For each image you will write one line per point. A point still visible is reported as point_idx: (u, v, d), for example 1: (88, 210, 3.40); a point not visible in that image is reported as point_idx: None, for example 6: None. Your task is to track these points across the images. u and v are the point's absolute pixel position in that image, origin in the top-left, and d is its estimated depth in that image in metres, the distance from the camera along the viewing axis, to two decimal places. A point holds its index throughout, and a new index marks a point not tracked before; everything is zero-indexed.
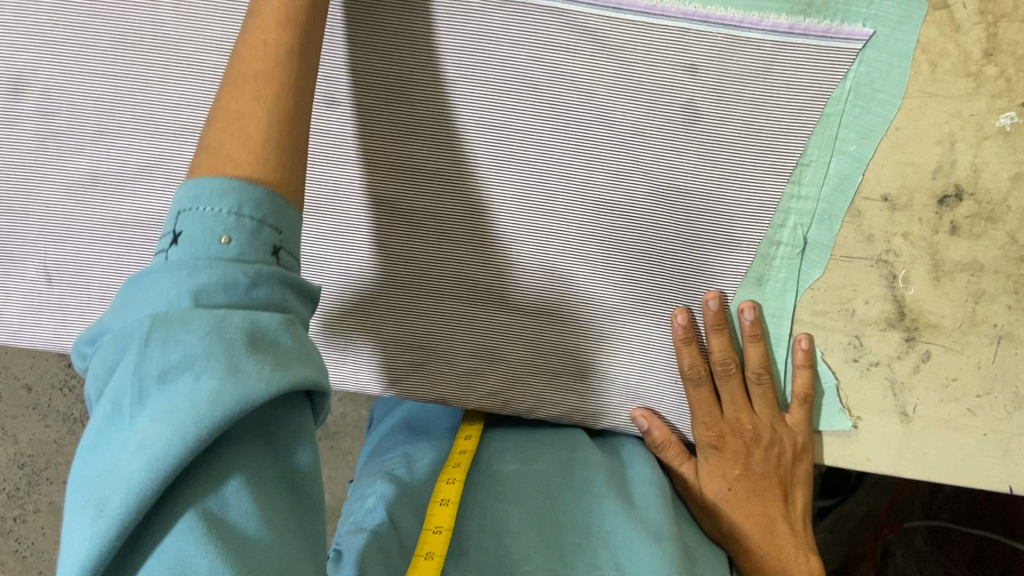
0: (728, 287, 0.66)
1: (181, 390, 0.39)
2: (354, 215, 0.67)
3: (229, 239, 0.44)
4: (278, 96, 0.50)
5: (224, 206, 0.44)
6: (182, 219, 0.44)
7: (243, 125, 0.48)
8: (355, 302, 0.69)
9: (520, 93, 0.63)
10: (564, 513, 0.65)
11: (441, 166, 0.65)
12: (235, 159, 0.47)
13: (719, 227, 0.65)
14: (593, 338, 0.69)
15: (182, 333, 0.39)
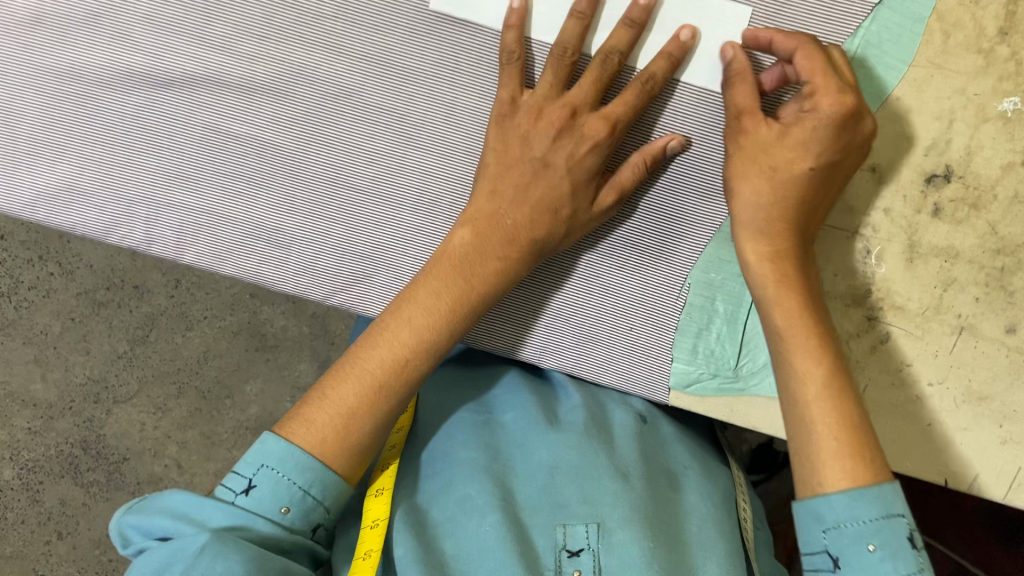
0: (699, 238, 0.63)
1: (276, 497, 0.53)
2: (313, 104, 0.61)
3: (287, 509, 0.53)
4: (456, 319, 0.58)
5: (297, 482, 0.53)
6: (259, 473, 0.53)
7: (391, 345, 0.57)
8: (304, 202, 0.62)
9: None
10: (528, 466, 0.60)
11: (414, 64, 0.60)
12: (335, 400, 0.55)
13: (699, 175, 0.62)
14: (552, 272, 0.64)
15: (231, 551, 0.48)
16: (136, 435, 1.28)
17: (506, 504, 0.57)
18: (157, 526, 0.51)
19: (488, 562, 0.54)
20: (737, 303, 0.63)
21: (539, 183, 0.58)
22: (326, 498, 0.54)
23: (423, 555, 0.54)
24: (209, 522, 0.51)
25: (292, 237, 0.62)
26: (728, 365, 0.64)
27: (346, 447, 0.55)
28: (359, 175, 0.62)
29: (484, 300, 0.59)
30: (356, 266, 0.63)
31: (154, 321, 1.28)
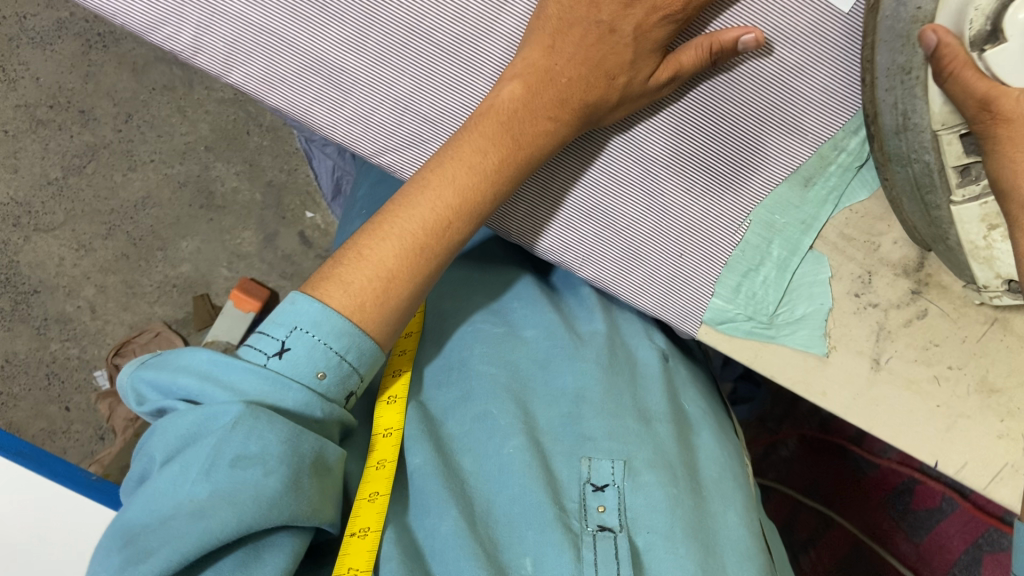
0: (772, 176, 0.60)
1: (312, 362, 0.51)
2: None
3: (324, 375, 0.51)
4: (502, 176, 0.55)
5: (334, 345, 0.51)
6: (294, 336, 0.51)
7: (432, 203, 0.54)
8: (377, 46, 0.57)
9: None
10: (551, 388, 0.64)
11: None
12: (376, 261, 0.53)
13: (788, 111, 0.59)
14: (616, 180, 0.61)
15: (265, 431, 0.47)
16: (53, 266, 1.42)
17: (529, 432, 0.60)
18: (182, 386, 0.49)
19: (511, 486, 0.57)
20: (792, 250, 0.62)
21: (602, 46, 0.53)
22: (362, 364, 0.53)
23: (442, 468, 0.58)
24: (240, 387, 0.49)
25: (354, 80, 0.57)
26: (766, 312, 0.63)
27: (380, 312, 0.53)
28: (442, 30, 0.56)
29: (530, 156, 0.56)
30: (414, 127, 0.59)
31: (95, 153, 1.43)
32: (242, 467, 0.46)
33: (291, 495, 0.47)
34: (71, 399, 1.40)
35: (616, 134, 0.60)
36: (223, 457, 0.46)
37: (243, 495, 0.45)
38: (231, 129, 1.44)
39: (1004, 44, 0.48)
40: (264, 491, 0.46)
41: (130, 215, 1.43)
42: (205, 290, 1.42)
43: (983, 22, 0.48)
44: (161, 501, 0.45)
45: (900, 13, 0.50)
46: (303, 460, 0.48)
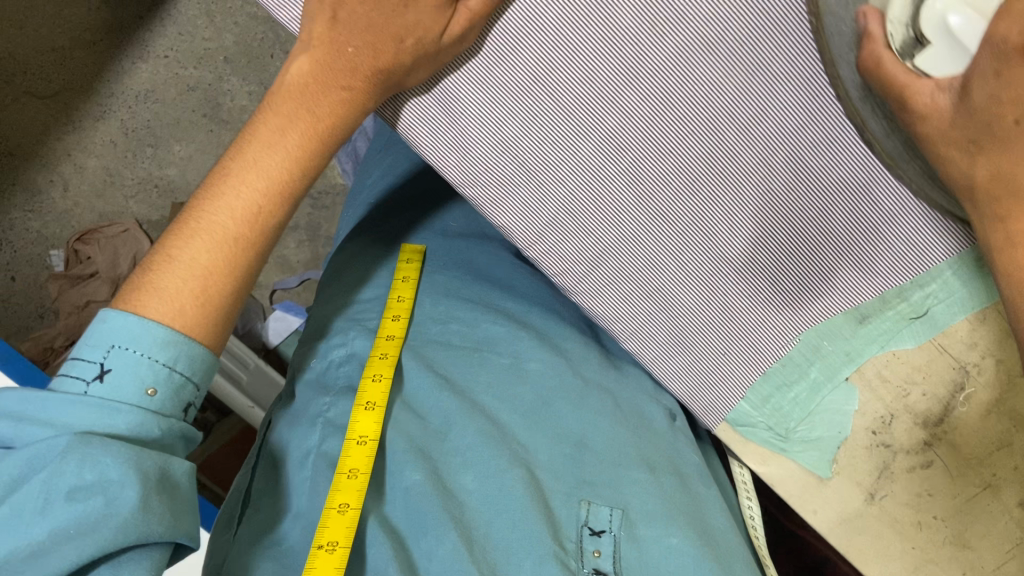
0: (833, 304, 0.61)
1: (137, 377, 0.50)
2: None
3: (153, 391, 0.51)
4: (308, 150, 0.55)
5: (160, 359, 0.51)
6: (112, 355, 0.50)
7: (242, 198, 0.53)
8: (496, 87, 0.56)
9: (572, 21, 0.54)
10: (556, 425, 0.68)
11: (682, 5, 0.54)
12: (195, 264, 0.52)
13: (865, 248, 0.59)
14: (686, 271, 0.61)
15: (98, 457, 0.46)
16: (35, 134, 1.37)
17: (527, 466, 0.64)
18: (0, 432, 0.48)
19: (511, 512, 0.61)
20: (829, 379, 0.64)
21: (393, 23, 0.52)
22: (195, 372, 0.53)
23: (434, 489, 0.62)
24: (64, 419, 0.48)
25: (465, 110, 0.57)
26: (786, 425, 0.65)
27: (206, 317, 0.52)
28: (567, 88, 0.56)
29: (335, 127, 0.55)
30: (508, 170, 0.58)
31: (110, 32, 1.38)
32: (79, 499, 0.46)
33: (143, 514, 0.47)
34: (19, 270, 1.36)
35: (699, 233, 0.60)
36: (60, 490, 0.45)
37: (87, 529, 0.45)
38: (255, 48, 1.39)
39: (931, 47, 0.50)
40: (106, 517, 0.46)
41: (129, 104, 1.39)
42: (184, 200, 1.40)
43: (907, 29, 0.50)
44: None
45: (842, 27, 0.53)
46: (148, 476, 0.48)
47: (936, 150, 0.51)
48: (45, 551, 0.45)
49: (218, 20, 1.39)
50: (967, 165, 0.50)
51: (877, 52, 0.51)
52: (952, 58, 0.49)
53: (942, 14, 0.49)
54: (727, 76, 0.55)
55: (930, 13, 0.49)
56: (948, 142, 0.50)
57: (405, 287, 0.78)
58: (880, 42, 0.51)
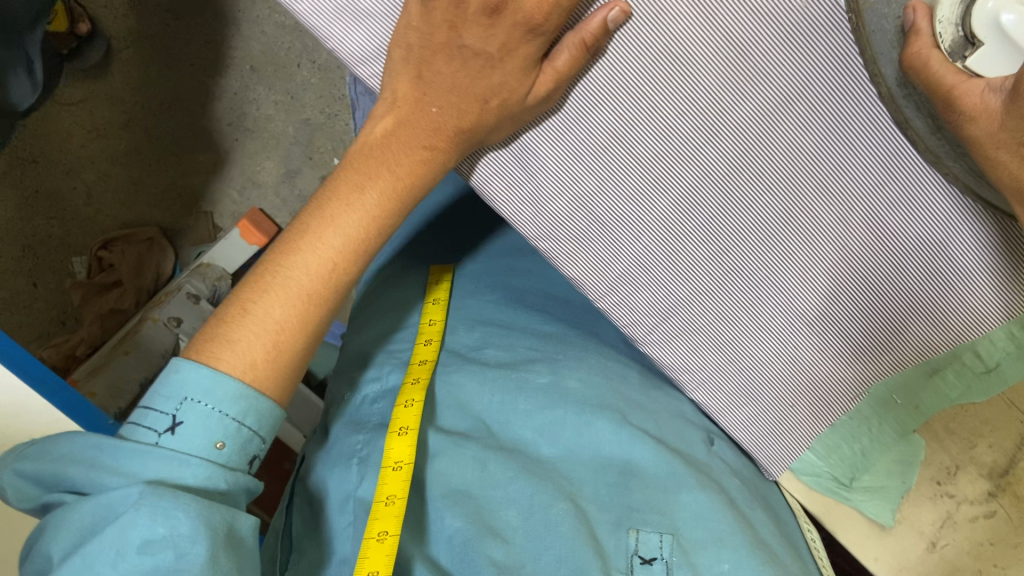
0: (903, 358, 0.61)
1: (209, 432, 0.50)
2: (652, 61, 0.53)
3: (223, 445, 0.50)
4: (387, 209, 0.54)
5: (230, 413, 0.50)
6: (185, 407, 0.49)
7: (319, 253, 0.52)
8: (574, 144, 0.56)
9: (654, 70, 0.53)
10: (592, 450, 0.65)
11: (767, 67, 0.53)
12: (269, 317, 0.51)
13: (937, 304, 0.58)
14: (757, 324, 0.61)
15: (172, 509, 0.44)
16: (58, 142, 1.32)
17: (573, 499, 0.61)
18: (69, 478, 0.47)
19: (557, 548, 0.57)
20: (898, 432, 0.64)
21: (480, 87, 0.52)
22: (262, 427, 0.52)
23: (479, 528, 0.58)
24: (134, 470, 0.47)
25: (542, 166, 0.56)
26: (850, 475, 0.65)
27: (275, 371, 0.51)
28: (645, 146, 0.55)
29: (413, 187, 0.55)
30: (583, 225, 0.58)
31: (137, 40, 1.33)
32: (150, 552, 0.43)
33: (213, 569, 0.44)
34: (42, 277, 1.31)
35: (772, 287, 0.60)
36: (131, 540, 0.43)
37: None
38: (282, 57, 1.34)
39: (983, 46, 0.46)
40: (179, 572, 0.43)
41: (155, 112, 1.35)
42: (210, 209, 1.39)
43: (958, 27, 0.46)
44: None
45: (885, 25, 0.49)
46: (218, 529, 0.46)
47: (986, 153, 0.47)
48: None
49: (246, 28, 1.34)
50: (1019, 169, 0.46)
51: (923, 52, 0.47)
52: (1007, 56, 0.45)
53: (995, 12, 0.45)
54: (809, 133, 0.55)
55: (981, 9, 0.45)
56: (997, 145, 0.46)
57: (434, 310, 0.78)
58: (926, 42, 0.47)
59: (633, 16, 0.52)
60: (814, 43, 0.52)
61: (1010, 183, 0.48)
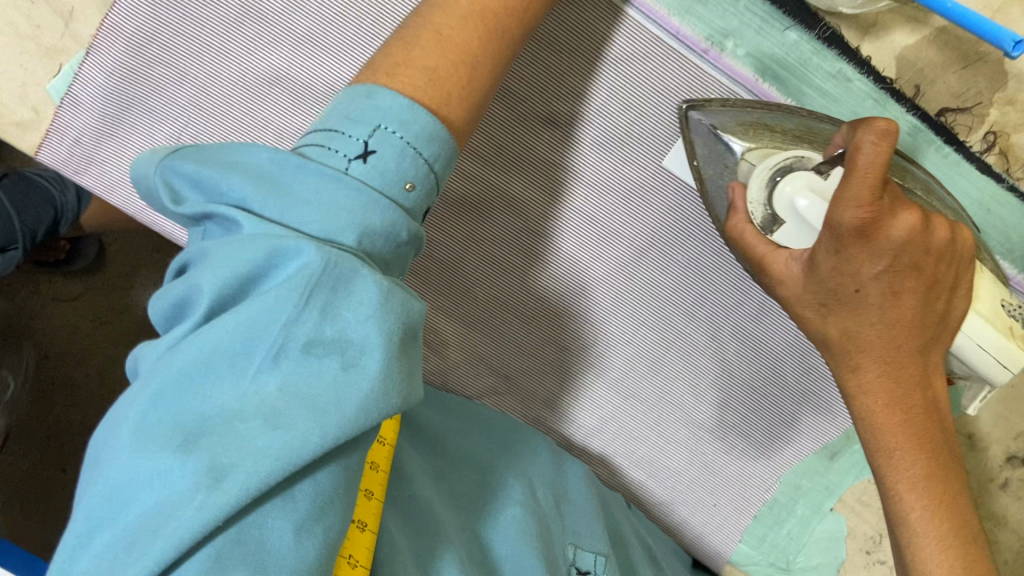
0: (804, 446, 0.67)
1: (399, 169, 0.39)
2: (517, 243, 0.62)
3: (411, 187, 0.39)
4: (486, 49, 0.44)
5: (417, 150, 0.39)
6: (380, 136, 0.39)
7: (430, 55, 0.42)
8: (465, 316, 0.64)
9: (514, 252, 0.62)
10: (538, 468, 0.61)
11: (617, 228, 0.61)
12: (416, 57, 0.42)
13: (821, 396, 0.65)
14: (665, 438, 0.67)
15: (353, 288, 0.34)
16: None
17: (529, 500, 0.57)
18: (232, 189, 0.36)
19: (509, 536, 0.54)
20: (816, 513, 0.69)
21: (458, 21, 0.44)
22: (436, 160, 0.40)
23: (456, 536, 0.51)
24: (294, 220, 0.36)
25: (444, 340, 0.65)
26: (786, 558, 0.70)
27: (461, 109, 0.43)
28: (526, 305, 0.64)
29: (494, 38, 0.45)
30: (489, 380, 0.66)
31: None
32: (319, 354, 0.34)
33: (385, 395, 0.34)
34: None
35: (669, 405, 0.66)
36: (296, 337, 0.34)
37: (315, 409, 0.33)
38: None
39: (786, 224, 0.51)
40: (347, 390, 0.34)
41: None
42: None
43: (765, 208, 0.53)
44: (224, 453, 0.32)
45: (721, 195, 0.58)
46: (391, 333, 0.35)
47: (799, 309, 0.50)
48: (278, 419, 0.33)
49: None
50: (821, 323, 0.49)
51: (738, 225, 0.53)
52: (803, 233, 0.50)
53: (790, 196, 0.50)
54: (665, 274, 0.62)
55: (782, 195, 0.51)
56: (804, 304, 0.49)
57: None
58: (741, 217, 0.53)
59: (494, 212, 0.61)
60: (651, 202, 0.60)
61: (833, 346, 0.49)
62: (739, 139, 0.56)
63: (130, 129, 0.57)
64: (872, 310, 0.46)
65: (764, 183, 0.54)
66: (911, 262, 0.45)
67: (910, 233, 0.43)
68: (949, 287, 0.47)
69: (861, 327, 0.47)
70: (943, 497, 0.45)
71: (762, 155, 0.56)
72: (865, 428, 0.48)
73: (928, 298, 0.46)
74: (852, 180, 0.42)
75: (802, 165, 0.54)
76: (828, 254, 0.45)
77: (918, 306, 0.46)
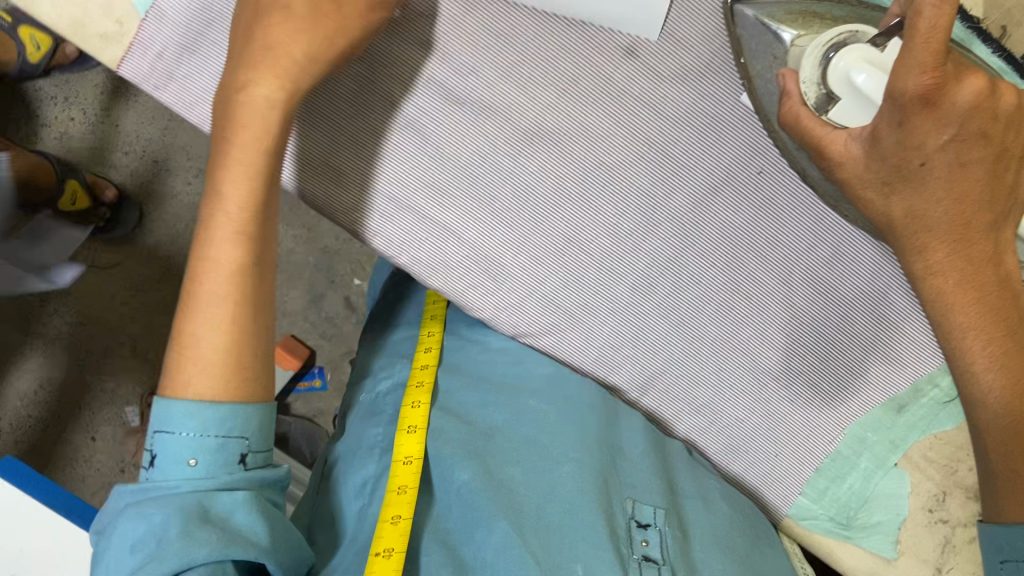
0: (870, 397, 0.66)
1: (186, 447, 0.49)
2: (589, 175, 0.61)
3: (195, 461, 0.49)
4: (287, 74, 0.54)
5: (209, 433, 0.50)
6: (158, 439, 0.50)
7: (247, 155, 0.53)
8: (534, 250, 0.63)
9: (586, 182, 0.61)
10: (587, 427, 0.64)
11: (692, 162, 0.60)
12: (220, 257, 0.52)
13: (887, 346, 0.65)
14: (729, 384, 0.66)
15: (148, 511, 0.47)
16: (103, 303, 1.32)
17: (581, 458, 0.61)
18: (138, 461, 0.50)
19: (560, 502, 0.58)
20: (878, 467, 0.68)
21: (251, 131, 0.54)
22: (250, 436, 0.51)
23: (485, 483, 0.60)
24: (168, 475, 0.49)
25: (509, 273, 0.63)
26: (847, 513, 0.69)
27: (243, 294, 0.52)
28: (596, 241, 0.63)
29: (297, 48, 0.54)
30: (554, 318, 0.65)
31: (161, 201, 1.32)
32: (137, 556, 0.46)
33: (189, 539, 0.45)
34: (99, 430, 1.30)
35: (736, 351, 0.65)
36: (124, 545, 0.46)
37: (148, 564, 0.45)
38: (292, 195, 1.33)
39: (842, 101, 0.52)
40: (176, 550, 0.44)
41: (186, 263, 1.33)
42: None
43: (820, 87, 0.53)
44: (129, 531, 0.46)
45: (771, 88, 0.56)
46: (190, 513, 0.47)
47: (857, 190, 0.53)
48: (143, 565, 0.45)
49: None
50: (884, 203, 0.53)
51: (793, 108, 0.53)
52: (860, 109, 0.52)
53: (846, 69, 0.51)
54: (739, 212, 0.61)
55: (836, 71, 0.52)
56: (866, 184, 0.52)
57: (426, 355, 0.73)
58: (796, 100, 0.54)
59: (569, 137, 0.60)
60: (729, 136, 0.60)
61: (903, 224, 0.53)
62: (789, 27, 0.55)
63: (211, 46, 0.57)
64: (936, 183, 0.50)
65: (818, 61, 0.53)
66: (978, 130, 0.49)
67: (973, 102, 0.47)
68: (1017, 157, 0.51)
69: (920, 199, 0.51)
70: (1007, 353, 0.53)
71: (812, 40, 0.55)
72: (937, 321, 0.54)
73: (996, 168, 0.50)
74: (915, 47, 0.45)
75: (857, 40, 0.53)
76: (892, 129, 0.49)
77: (986, 175, 0.50)
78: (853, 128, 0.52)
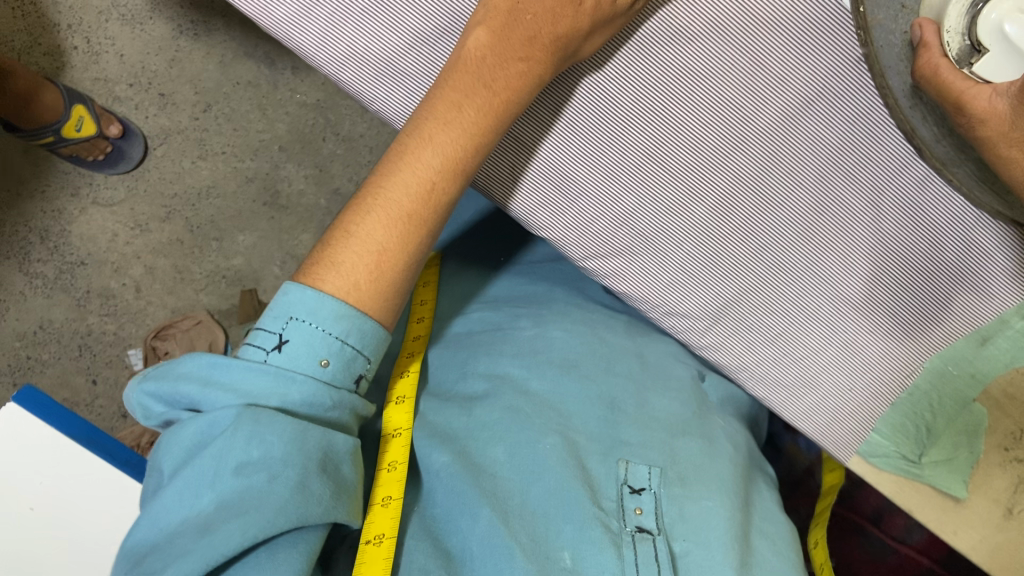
0: (953, 329, 0.62)
1: (312, 350, 0.50)
2: (672, 87, 0.57)
3: (327, 362, 0.50)
4: (564, 44, 0.52)
5: (332, 332, 0.50)
6: (291, 327, 0.50)
7: (473, 105, 0.53)
8: (607, 166, 0.59)
9: (668, 91, 0.57)
10: (586, 388, 0.65)
11: (786, 73, 0.56)
12: (426, 159, 0.52)
13: (973, 271, 0.60)
14: (806, 312, 0.64)
15: (264, 433, 0.46)
16: (104, 242, 1.26)
17: (564, 432, 0.60)
18: (183, 394, 0.48)
19: (547, 478, 0.57)
20: (957, 405, 0.65)
21: (499, 88, 0.53)
22: (366, 346, 0.52)
23: (462, 464, 0.58)
24: (240, 386, 0.48)
25: (582, 191, 0.60)
26: (918, 450, 0.66)
27: (435, 203, 0.53)
28: (676, 157, 0.59)
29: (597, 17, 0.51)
30: (627, 241, 0.62)
31: (168, 137, 1.26)
32: (245, 474, 0.45)
33: (300, 496, 0.46)
34: (100, 373, 1.25)
35: (817, 278, 0.62)
36: (227, 463, 0.45)
37: (251, 505, 0.44)
38: (307, 133, 1.28)
39: (988, 53, 0.50)
40: (278, 503, 0.45)
41: (192, 203, 1.27)
42: (253, 285, 1.28)
43: (964, 38, 0.50)
44: (222, 461, 0.45)
45: (892, 39, 0.53)
46: (310, 457, 0.47)
47: (999, 152, 0.50)
48: (214, 522, 0.44)
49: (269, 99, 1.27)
50: None
51: (934, 60, 0.50)
52: (1010, 63, 0.49)
53: (999, 22, 0.49)
54: (831, 128, 0.57)
55: (987, 22, 0.49)
56: (1011, 143, 0.49)
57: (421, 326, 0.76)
58: (936, 53, 0.50)
59: (654, 43, 0.56)
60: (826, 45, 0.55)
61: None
62: None
63: None
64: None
65: (965, 10, 0.50)
66: None
67: None
68: None
69: None
70: None
71: None
72: None
73: None
74: None
75: None
76: None
77: None
78: (999, 86, 0.49)
